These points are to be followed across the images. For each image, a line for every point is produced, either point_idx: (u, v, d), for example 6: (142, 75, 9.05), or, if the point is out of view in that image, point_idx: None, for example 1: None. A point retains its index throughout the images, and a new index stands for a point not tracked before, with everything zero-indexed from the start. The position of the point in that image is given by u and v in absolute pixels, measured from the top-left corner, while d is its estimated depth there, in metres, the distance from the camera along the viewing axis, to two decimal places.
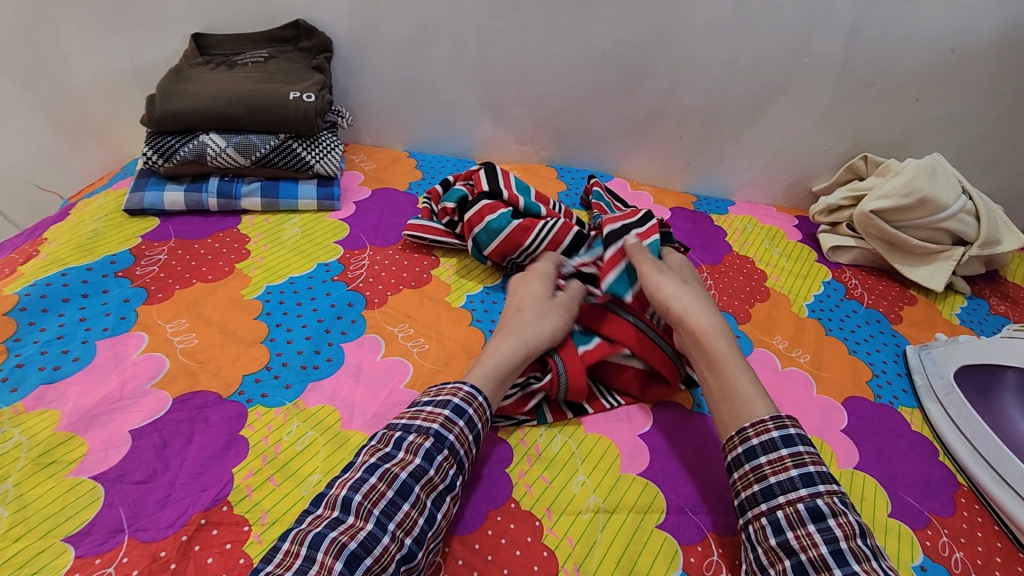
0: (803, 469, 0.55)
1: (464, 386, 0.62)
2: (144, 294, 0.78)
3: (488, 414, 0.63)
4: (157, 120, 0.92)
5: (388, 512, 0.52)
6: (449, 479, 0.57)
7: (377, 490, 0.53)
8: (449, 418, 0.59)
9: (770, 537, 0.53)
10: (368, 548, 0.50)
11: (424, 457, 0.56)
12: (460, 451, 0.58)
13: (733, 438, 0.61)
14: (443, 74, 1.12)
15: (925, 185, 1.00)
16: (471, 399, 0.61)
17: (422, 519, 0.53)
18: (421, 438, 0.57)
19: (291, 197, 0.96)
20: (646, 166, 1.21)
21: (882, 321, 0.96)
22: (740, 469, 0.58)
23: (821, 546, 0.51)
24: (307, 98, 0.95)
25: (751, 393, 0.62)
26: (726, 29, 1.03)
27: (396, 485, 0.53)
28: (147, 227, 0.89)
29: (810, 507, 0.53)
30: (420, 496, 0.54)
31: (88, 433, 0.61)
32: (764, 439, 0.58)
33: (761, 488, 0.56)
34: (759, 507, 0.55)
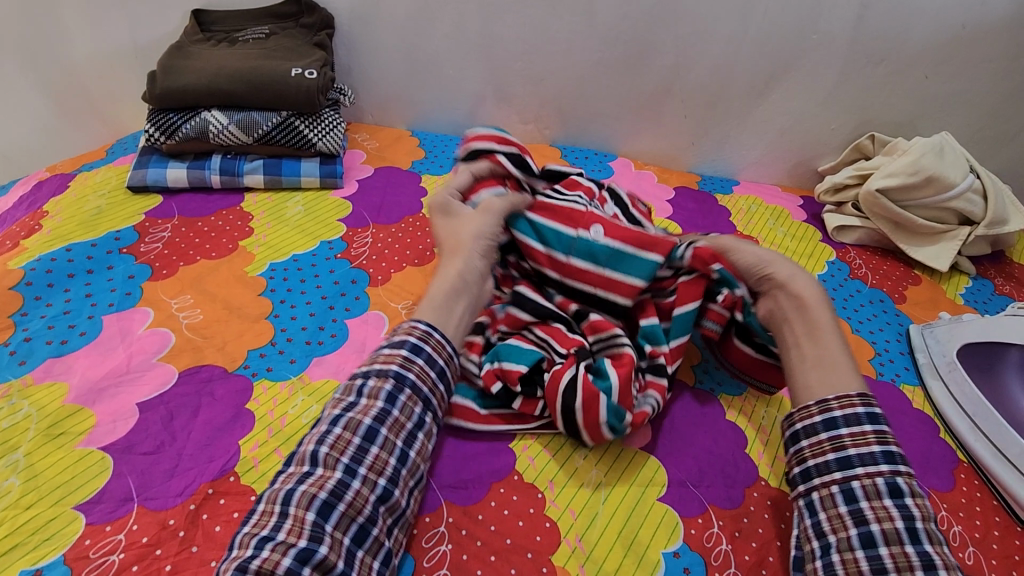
0: (886, 447, 0.55)
1: (419, 325, 0.63)
2: (148, 271, 0.78)
3: (447, 348, 0.63)
4: (159, 97, 0.91)
5: (356, 458, 0.54)
6: (416, 418, 0.58)
7: (343, 438, 0.54)
8: (407, 358, 0.60)
9: (838, 505, 0.54)
10: (339, 495, 0.51)
11: (388, 399, 0.57)
12: (424, 388, 0.59)
13: (810, 406, 0.59)
14: (446, 51, 1.11)
15: (932, 163, 0.99)
16: (427, 336, 0.62)
17: (393, 459, 0.55)
18: (380, 382, 0.58)
19: (294, 174, 0.95)
20: (650, 145, 1.20)
21: (886, 300, 0.96)
22: (785, 453, 0.60)
23: (897, 520, 0.52)
24: (308, 74, 0.94)
25: (843, 361, 0.62)
26: (733, 5, 1.01)
27: (361, 432, 0.54)
28: (150, 205, 0.89)
29: (889, 482, 0.54)
30: (389, 439, 0.55)
31: (96, 405, 0.62)
32: (848, 413, 0.57)
33: (837, 457, 0.56)
34: (832, 474, 0.55)
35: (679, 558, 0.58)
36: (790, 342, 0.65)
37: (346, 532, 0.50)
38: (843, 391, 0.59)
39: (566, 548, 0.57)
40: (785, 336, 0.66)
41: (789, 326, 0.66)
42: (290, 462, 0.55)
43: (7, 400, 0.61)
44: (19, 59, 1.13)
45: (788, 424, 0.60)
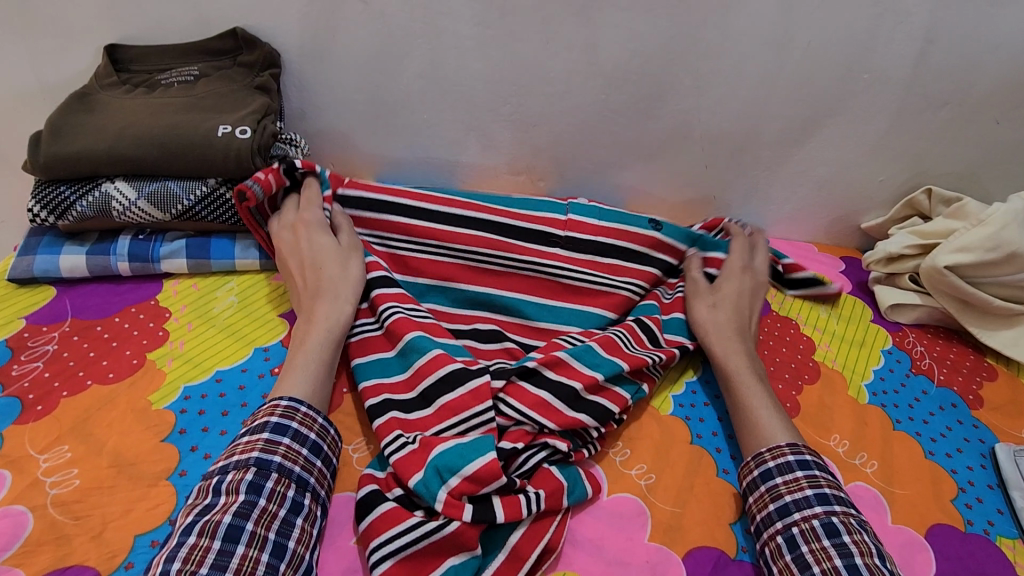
0: (818, 489, 0.56)
1: (283, 400, 0.57)
2: (17, 408, 0.60)
3: (319, 419, 0.58)
4: (45, 166, 0.71)
5: (219, 566, 0.46)
6: (290, 503, 0.51)
7: (199, 547, 0.46)
8: (270, 440, 0.53)
9: (785, 555, 0.53)
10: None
11: (249, 491, 0.50)
12: (293, 469, 0.53)
13: (749, 463, 0.61)
14: (419, 93, 0.92)
15: (1017, 237, 0.81)
16: (293, 410, 0.56)
17: (267, 555, 0.48)
18: (239, 473, 0.51)
19: (225, 258, 0.76)
20: (664, 198, 1.01)
21: (958, 406, 0.78)
22: (756, 492, 0.59)
23: (836, 559, 0.51)
24: (241, 133, 0.74)
25: (777, 416, 0.64)
26: (768, 40, 0.83)
27: (220, 533, 0.47)
28: (38, 304, 0.70)
29: (825, 523, 0.53)
30: (258, 534, 0.48)
31: None
32: (780, 462, 0.59)
33: (777, 507, 0.56)
34: (775, 525, 0.55)
35: None
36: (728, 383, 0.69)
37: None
38: (771, 442, 0.61)
39: None
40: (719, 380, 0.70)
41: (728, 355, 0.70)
42: None
43: None
44: None
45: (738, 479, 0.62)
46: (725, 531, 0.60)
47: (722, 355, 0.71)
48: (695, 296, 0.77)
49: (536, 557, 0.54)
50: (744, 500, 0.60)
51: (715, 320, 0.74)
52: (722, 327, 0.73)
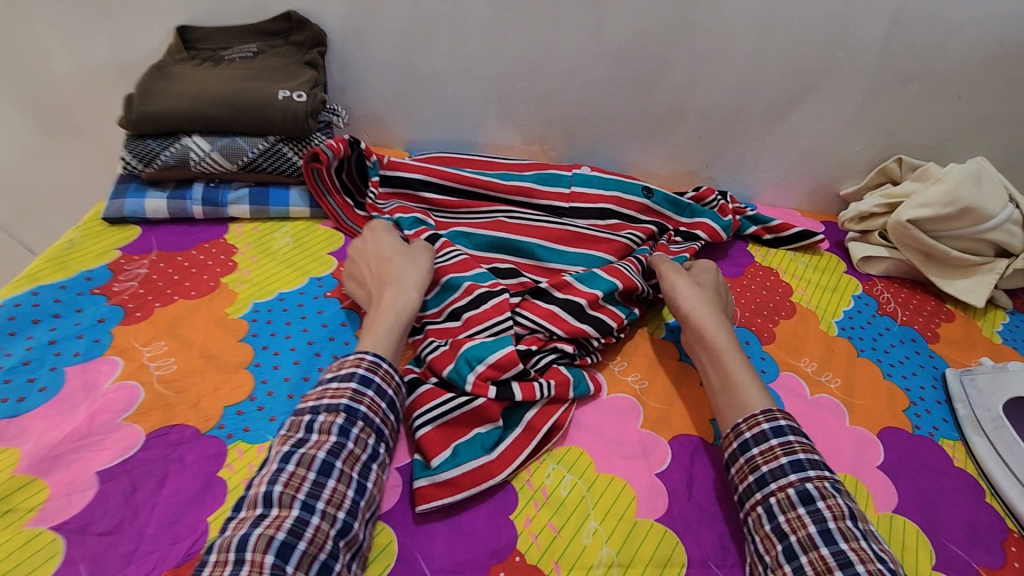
0: (793, 456, 0.57)
1: (366, 356, 0.61)
2: (120, 313, 0.72)
3: (396, 377, 0.63)
4: (135, 122, 0.84)
5: (313, 494, 0.52)
6: (370, 448, 0.57)
7: (297, 476, 0.52)
8: (357, 390, 0.58)
9: (764, 524, 0.55)
10: (298, 534, 0.49)
11: (340, 434, 0.55)
12: (375, 419, 0.58)
13: (728, 435, 0.63)
14: (446, 70, 1.04)
15: (971, 194, 0.91)
16: (376, 366, 0.60)
17: (352, 491, 0.53)
18: (330, 417, 0.56)
19: (282, 205, 0.89)
20: (663, 167, 1.13)
21: (917, 340, 0.89)
22: (736, 463, 0.61)
23: (810, 526, 0.53)
24: (297, 97, 0.87)
25: (755, 382, 0.65)
26: (753, 22, 0.94)
27: (316, 467, 0.53)
28: (127, 238, 0.83)
29: (800, 491, 0.55)
30: (345, 471, 0.54)
31: (52, 474, 0.56)
32: (756, 432, 0.60)
33: (755, 478, 0.58)
34: (754, 496, 0.58)
35: None
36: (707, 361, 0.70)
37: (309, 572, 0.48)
38: (750, 412, 0.63)
39: None
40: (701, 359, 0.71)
41: (714, 332, 0.70)
42: (237, 510, 0.52)
43: None
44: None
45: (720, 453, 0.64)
46: (705, 424, 0.71)
47: (708, 335, 0.71)
48: (676, 272, 0.78)
49: (546, 429, 0.66)
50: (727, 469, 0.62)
51: (694, 298, 0.75)
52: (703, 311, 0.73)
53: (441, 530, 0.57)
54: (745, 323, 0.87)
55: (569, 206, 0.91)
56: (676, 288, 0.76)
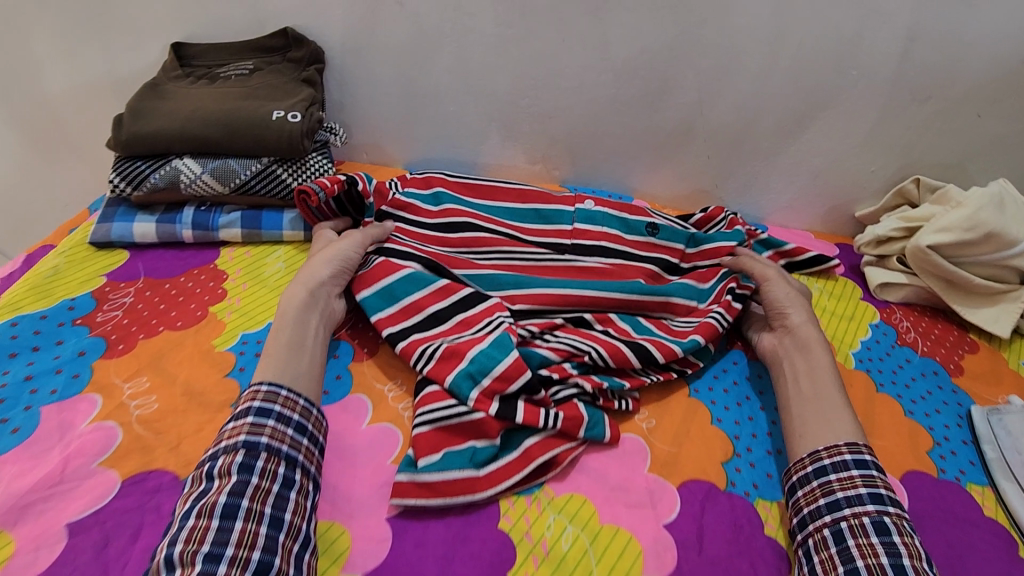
0: (873, 489, 0.59)
1: (263, 386, 0.60)
2: (102, 346, 0.69)
3: (300, 401, 0.61)
4: (124, 143, 0.81)
5: (220, 541, 0.49)
6: (282, 479, 0.55)
7: (199, 527, 0.50)
8: (256, 423, 0.57)
9: (830, 547, 0.56)
10: None
11: (241, 471, 0.53)
12: (281, 447, 0.56)
13: (803, 459, 0.64)
14: (446, 86, 1.01)
15: (994, 219, 0.87)
16: (274, 394, 0.60)
17: (265, 527, 0.51)
18: (228, 456, 0.55)
19: (275, 228, 0.86)
20: (671, 187, 1.09)
21: (940, 373, 0.85)
22: (807, 485, 0.62)
23: (882, 556, 0.54)
24: (292, 117, 0.84)
25: (840, 407, 0.67)
26: (763, 38, 0.91)
27: (217, 512, 0.50)
28: (114, 264, 0.80)
29: (876, 521, 0.57)
30: (254, 509, 0.52)
31: (19, 526, 0.52)
32: (836, 460, 0.62)
33: (827, 501, 0.59)
34: (822, 519, 0.58)
35: None
36: (792, 377, 0.73)
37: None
38: (828, 440, 0.64)
39: None
40: (786, 370, 0.74)
41: (791, 363, 0.75)
42: None
43: None
44: None
45: (786, 476, 0.65)
46: (717, 468, 0.67)
47: (807, 364, 0.73)
48: (790, 302, 0.80)
49: (542, 460, 0.63)
50: (790, 492, 0.63)
51: (809, 328, 0.77)
52: (812, 338, 0.75)
53: None
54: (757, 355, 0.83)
55: (574, 242, 0.86)
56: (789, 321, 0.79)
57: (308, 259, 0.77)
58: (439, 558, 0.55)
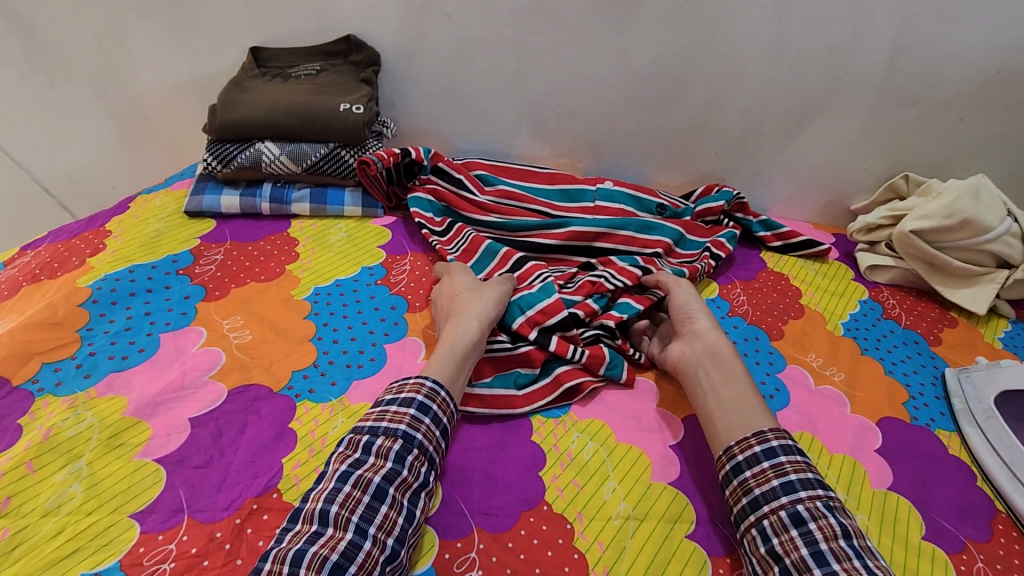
0: (784, 479, 0.59)
1: (426, 382, 0.66)
2: (202, 291, 0.83)
3: (451, 406, 0.67)
4: (217, 128, 0.96)
5: (366, 517, 0.55)
6: (421, 476, 0.60)
7: (353, 497, 0.56)
8: (415, 417, 0.63)
9: (759, 547, 0.57)
10: (350, 556, 0.52)
11: (396, 459, 0.59)
12: (429, 447, 0.62)
13: (723, 458, 0.64)
14: (484, 88, 1.15)
15: (969, 206, 0.98)
16: (434, 395, 0.65)
17: (401, 518, 0.57)
18: (387, 441, 0.60)
19: (338, 204, 1.01)
20: (683, 181, 1.22)
21: (920, 342, 0.96)
22: (730, 486, 0.62)
23: (802, 549, 0.54)
24: (357, 109, 0.98)
25: (754, 404, 0.68)
26: (766, 48, 1.04)
27: (371, 491, 0.56)
28: (205, 229, 0.95)
29: (792, 513, 0.57)
30: (397, 498, 0.57)
31: (152, 419, 0.66)
32: (748, 456, 0.62)
33: (749, 501, 0.60)
34: (749, 519, 0.59)
35: None
36: (709, 385, 0.71)
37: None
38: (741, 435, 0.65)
39: None
40: (701, 382, 0.72)
41: (704, 372, 0.73)
42: (291, 522, 0.56)
43: (72, 411, 0.65)
44: (91, 91, 1.22)
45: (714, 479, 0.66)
46: None
47: (721, 370, 0.72)
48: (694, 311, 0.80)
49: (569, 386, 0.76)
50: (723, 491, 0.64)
51: (713, 334, 0.76)
52: (719, 345, 0.75)
53: (478, 482, 0.65)
54: (756, 320, 0.95)
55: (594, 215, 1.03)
56: (695, 324, 0.78)
57: (473, 291, 0.80)
58: (482, 459, 0.68)
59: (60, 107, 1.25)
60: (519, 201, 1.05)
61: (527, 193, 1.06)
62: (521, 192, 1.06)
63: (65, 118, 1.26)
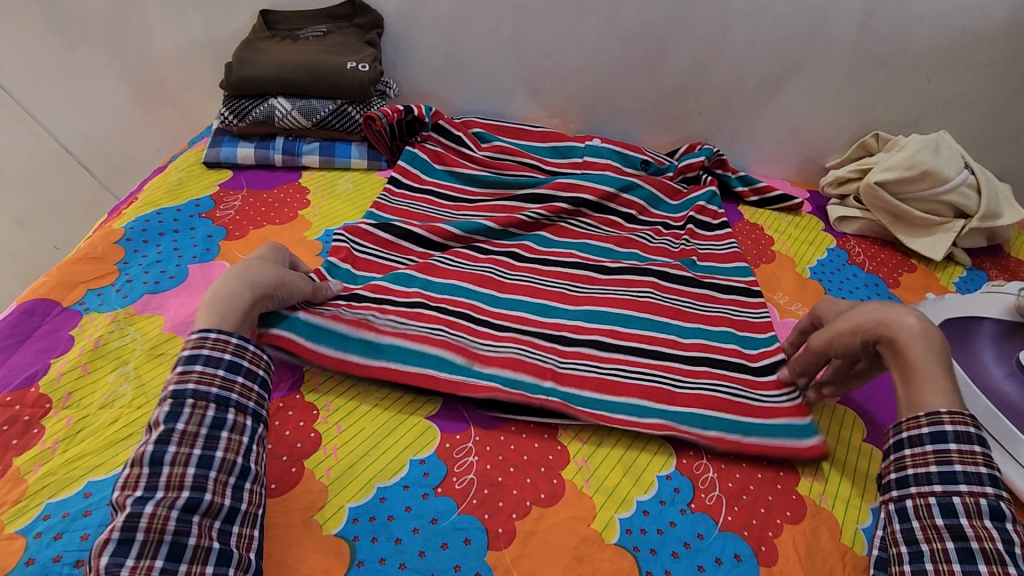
0: (990, 468, 0.55)
1: (192, 334, 0.60)
2: (224, 232, 0.91)
3: (233, 341, 0.61)
4: (233, 84, 1.03)
5: (150, 486, 0.51)
6: (217, 416, 0.56)
7: (132, 474, 0.52)
8: (183, 368, 0.57)
9: (935, 517, 0.54)
10: (133, 527, 0.49)
11: (168, 419, 0.54)
12: (209, 391, 0.56)
13: (918, 418, 0.59)
14: (482, 49, 1.21)
15: (927, 158, 1.06)
16: (202, 340, 0.59)
17: (191, 468, 0.53)
18: (161, 408, 0.56)
19: (346, 157, 1.08)
20: (669, 140, 1.29)
21: (880, 285, 1.05)
22: (919, 450, 0.57)
23: (996, 540, 0.52)
24: (362, 67, 1.05)
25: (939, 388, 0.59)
26: (745, 11, 1.10)
27: (146, 460, 0.52)
28: (222, 178, 1.03)
29: (990, 503, 0.54)
30: (179, 453, 0.53)
31: (186, 334, 0.74)
32: (960, 429, 0.56)
33: (940, 470, 0.56)
34: (932, 487, 0.56)
35: (671, 480, 0.68)
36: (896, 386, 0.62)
37: (156, 556, 0.48)
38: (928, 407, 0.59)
39: (574, 466, 0.67)
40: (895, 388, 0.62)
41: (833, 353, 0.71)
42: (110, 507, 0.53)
43: (116, 324, 0.74)
44: (107, 53, 1.29)
45: (894, 432, 0.60)
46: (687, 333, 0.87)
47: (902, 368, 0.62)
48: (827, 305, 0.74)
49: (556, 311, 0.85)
50: (889, 452, 0.60)
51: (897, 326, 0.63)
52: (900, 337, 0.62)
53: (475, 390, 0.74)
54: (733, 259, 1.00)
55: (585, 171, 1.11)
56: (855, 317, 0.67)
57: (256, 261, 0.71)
58: None
59: (78, 68, 1.31)
60: (513, 156, 1.12)
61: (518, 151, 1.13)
62: (514, 149, 1.13)
63: (84, 80, 1.33)
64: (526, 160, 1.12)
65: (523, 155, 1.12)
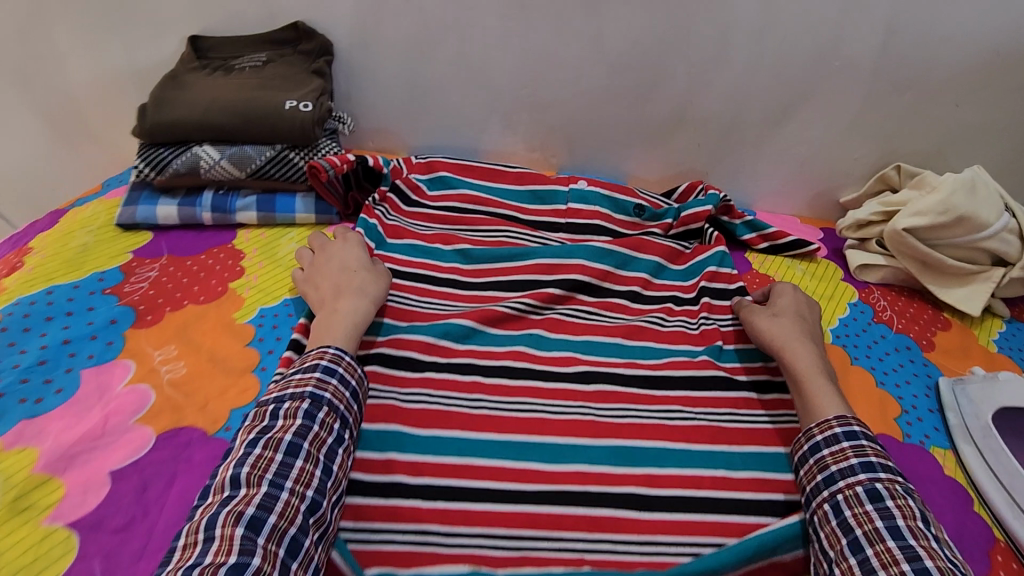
0: (863, 458, 0.62)
1: (329, 349, 0.65)
2: (132, 316, 0.75)
3: (359, 368, 0.66)
4: (149, 131, 0.87)
5: (227, 507, 0.53)
6: (335, 433, 0.60)
7: (264, 457, 0.56)
8: (320, 379, 0.62)
9: (831, 521, 0.59)
10: (268, 509, 0.53)
11: (305, 417, 0.59)
12: (340, 406, 0.62)
13: (800, 441, 0.68)
14: (448, 77, 1.05)
15: (964, 203, 0.92)
16: (337, 358, 0.64)
17: (318, 471, 0.57)
18: (294, 402, 0.60)
19: (289, 211, 0.91)
20: (664, 175, 1.14)
21: (912, 348, 0.91)
22: (807, 464, 0.65)
23: (876, 522, 0.57)
24: (304, 106, 0.89)
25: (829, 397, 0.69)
26: (749, 31, 0.95)
27: (283, 448, 0.57)
28: (139, 243, 0.87)
29: (869, 489, 0.59)
30: (312, 452, 0.58)
31: (66, 473, 0.59)
32: (827, 435, 0.65)
33: (823, 476, 0.63)
34: (821, 494, 0.62)
35: None
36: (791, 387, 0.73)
37: None
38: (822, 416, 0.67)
39: None
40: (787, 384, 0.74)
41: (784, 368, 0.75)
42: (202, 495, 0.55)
43: None
44: (17, 85, 1.11)
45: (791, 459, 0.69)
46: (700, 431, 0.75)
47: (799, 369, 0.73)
48: (790, 326, 0.78)
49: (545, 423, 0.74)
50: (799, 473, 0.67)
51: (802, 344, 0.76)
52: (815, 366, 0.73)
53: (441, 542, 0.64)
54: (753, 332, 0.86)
55: (569, 221, 0.96)
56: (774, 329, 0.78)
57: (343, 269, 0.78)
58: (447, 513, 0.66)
59: None
60: (484, 206, 0.98)
61: (493, 199, 0.99)
62: (487, 199, 0.98)
63: None
64: (502, 213, 0.98)
65: (499, 205, 0.98)
